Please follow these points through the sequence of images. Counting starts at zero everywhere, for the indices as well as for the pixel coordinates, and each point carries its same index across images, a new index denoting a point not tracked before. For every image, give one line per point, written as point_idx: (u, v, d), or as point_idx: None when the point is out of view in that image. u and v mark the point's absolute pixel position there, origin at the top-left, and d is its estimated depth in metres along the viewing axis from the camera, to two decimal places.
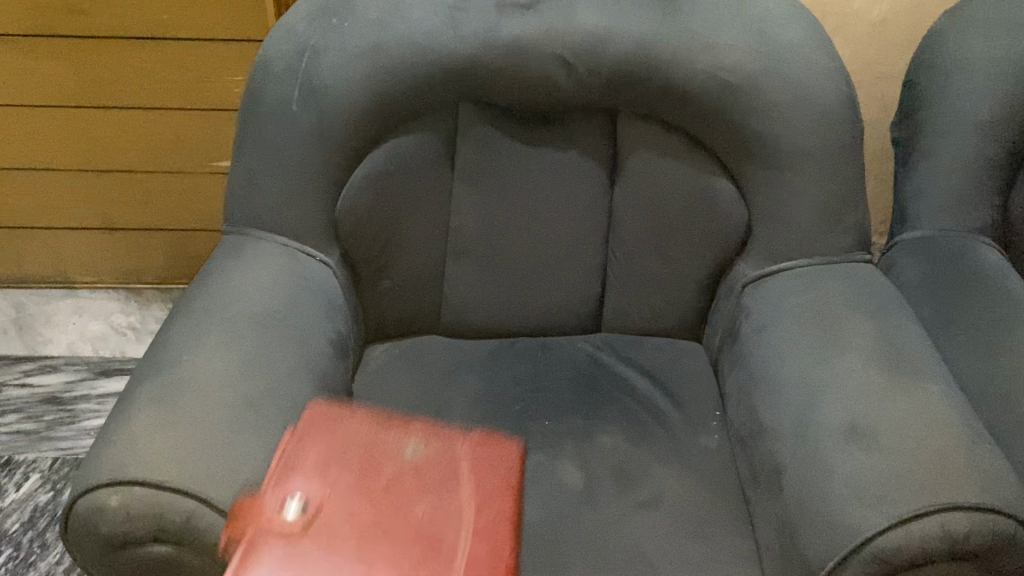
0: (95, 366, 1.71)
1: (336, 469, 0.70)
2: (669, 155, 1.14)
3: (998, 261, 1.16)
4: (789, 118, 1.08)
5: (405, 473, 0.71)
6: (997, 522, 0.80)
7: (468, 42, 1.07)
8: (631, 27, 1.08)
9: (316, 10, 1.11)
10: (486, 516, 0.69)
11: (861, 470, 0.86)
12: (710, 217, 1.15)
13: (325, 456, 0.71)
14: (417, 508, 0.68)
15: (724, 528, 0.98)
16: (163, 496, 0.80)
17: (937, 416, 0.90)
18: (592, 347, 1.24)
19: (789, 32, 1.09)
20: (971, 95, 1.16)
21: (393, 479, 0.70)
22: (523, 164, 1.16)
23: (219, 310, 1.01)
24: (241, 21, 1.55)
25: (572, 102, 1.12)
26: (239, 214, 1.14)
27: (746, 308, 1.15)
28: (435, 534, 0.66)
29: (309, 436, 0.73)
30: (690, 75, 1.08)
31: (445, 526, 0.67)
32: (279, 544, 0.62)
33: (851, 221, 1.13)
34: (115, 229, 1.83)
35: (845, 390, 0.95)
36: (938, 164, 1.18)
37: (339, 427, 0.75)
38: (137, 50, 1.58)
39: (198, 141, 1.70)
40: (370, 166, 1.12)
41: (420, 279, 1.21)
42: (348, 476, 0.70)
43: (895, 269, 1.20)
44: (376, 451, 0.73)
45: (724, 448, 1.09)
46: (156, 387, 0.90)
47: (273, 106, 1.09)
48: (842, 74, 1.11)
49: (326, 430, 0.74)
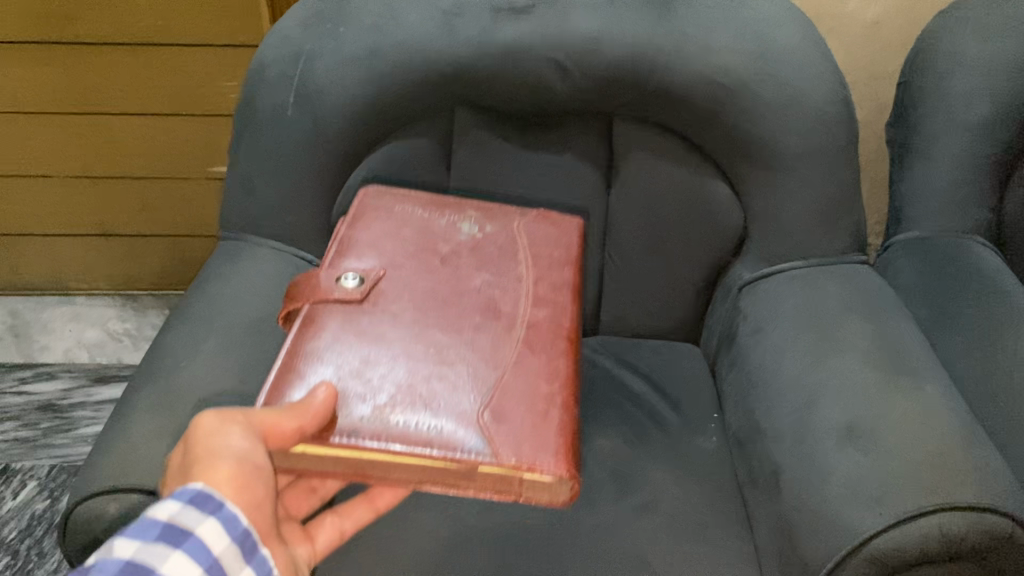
0: (92, 373, 1.71)
1: (388, 245, 0.95)
2: (665, 158, 1.15)
3: (994, 261, 1.16)
4: (784, 121, 1.09)
5: (461, 246, 0.97)
6: (995, 522, 0.80)
7: (463, 46, 1.08)
8: (626, 31, 1.08)
9: (311, 15, 1.11)
10: (542, 285, 0.95)
11: (860, 471, 0.86)
12: (706, 219, 1.16)
13: (401, 237, 0.96)
14: (477, 278, 0.93)
15: (723, 530, 0.98)
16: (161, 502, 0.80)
17: (935, 416, 0.90)
18: (590, 350, 1.24)
19: (783, 35, 1.10)
20: (965, 95, 1.16)
21: (453, 253, 0.96)
22: (519, 168, 1.16)
23: (216, 316, 1.01)
24: (236, 28, 1.55)
25: (567, 106, 1.12)
26: (235, 220, 1.13)
27: (742, 310, 1.15)
28: (490, 302, 0.91)
29: (368, 218, 0.98)
30: (685, 79, 1.08)
31: (501, 298, 0.92)
32: (339, 317, 0.85)
33: (846, 222, 1.14)
34: (111, 236, 1.83)
35: (842, 391, 0.95)
36: (933, 165, 1.19)
37: (394, 206, 1.00)
38: (131, 57, 1.58)
39: (194, 148, 1.71)
40: (367, 168, 1.13)
41: None
42: (402, 251, 0.94)
43: (891, 270, 1.21)
44: (436, 227, 0.99)
45: (722, 450, 1.09)
46: (154, 393, 0.90)
47: (269, 112, 1.09)
48: (836, 76, 1.11)
49: (388, 209, 1.00)
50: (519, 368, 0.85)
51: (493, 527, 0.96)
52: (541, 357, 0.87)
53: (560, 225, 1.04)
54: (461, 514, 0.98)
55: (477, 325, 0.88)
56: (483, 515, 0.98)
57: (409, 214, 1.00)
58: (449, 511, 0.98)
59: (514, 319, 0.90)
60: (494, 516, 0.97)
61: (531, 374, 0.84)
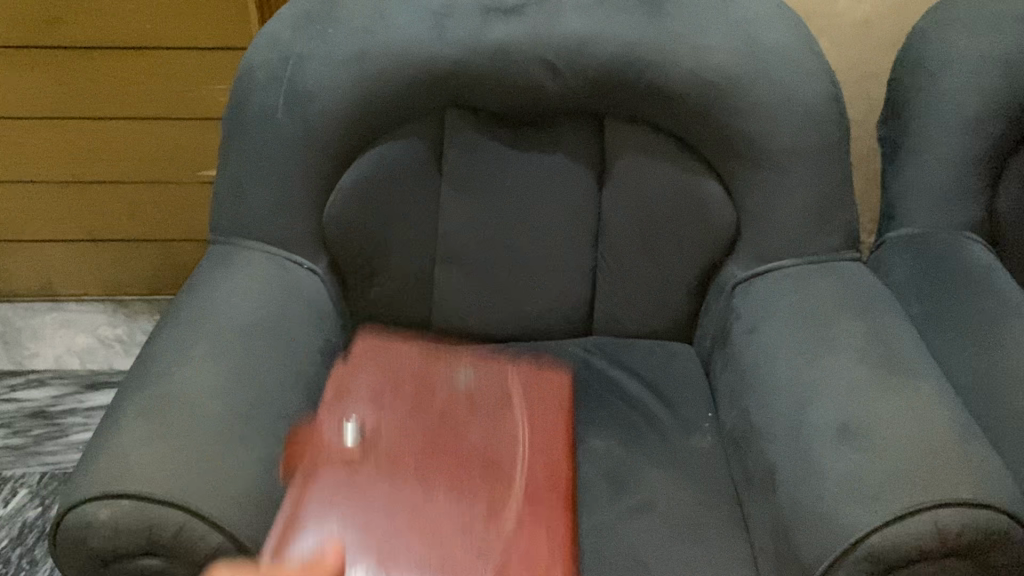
0: (83, 380, 1.70)
1: (387, 396, 1.02)
2: (657, 158, 1.14)
3: (986, 257, 1.16)
4: (775, 119, 1.09)
5: (456, 396, 1.04)
6: (989, 518, 0.80)
7: (453, 47, 1.07)
8: (616, 31, 1.08)
9: (300, 17, 1.10)
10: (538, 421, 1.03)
11: (855, 468, 0.86)
12: (698, 219, 1.15)
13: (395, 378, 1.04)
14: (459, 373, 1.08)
15: (720, 530, 0.97)
16: (153, 508, 0.79)
17: (930, 413, 0.90)
18: (584, 351, 1.23)
19: (773, 33, 1.10)
20: (954, 92, 1.17)
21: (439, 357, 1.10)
22: (510, 169, 1.15)
23: (207, 321, 1.00)
24: (225, 30, 1.54)
25: (558, 106, 1.12)
26: (226, 224, 1.13)
27: (735, 309, 1.14)
28: (473, 394, 1.05)
29: (363, 365, 1.06)
30: (675, 78, 1.08)
31: (483, 385, 1.07)
32: (339, 469, 0.92)
33: (839, 220, 1.13)
34: (101, 241, 1.82)
35: (836, 389, 0.95)
36: (924, 162, 1.19)
37: (386, 354, 1.08)
38: (119, 60, 1.57)
39: (184, 152, 1.70)
40: (357, 170, 1.11)
41: (409, 287, 1.20)
42: (398, 403, 1.01)
43: (883, 268, 1.20)
44: (431, 378, 1.06)
45: (717, 450, 1.08)
46: (145, 399, 0.89)
47: (259, 115, 1.09)
48: (827, 74, 1.11)
49: (383, 360, 1.07)
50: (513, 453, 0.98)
51: None
52: (537, 433, 1.01)
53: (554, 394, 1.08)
54: None
55: (463, 413, 1.02)
56: None
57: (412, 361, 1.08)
58: None
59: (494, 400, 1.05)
60: None
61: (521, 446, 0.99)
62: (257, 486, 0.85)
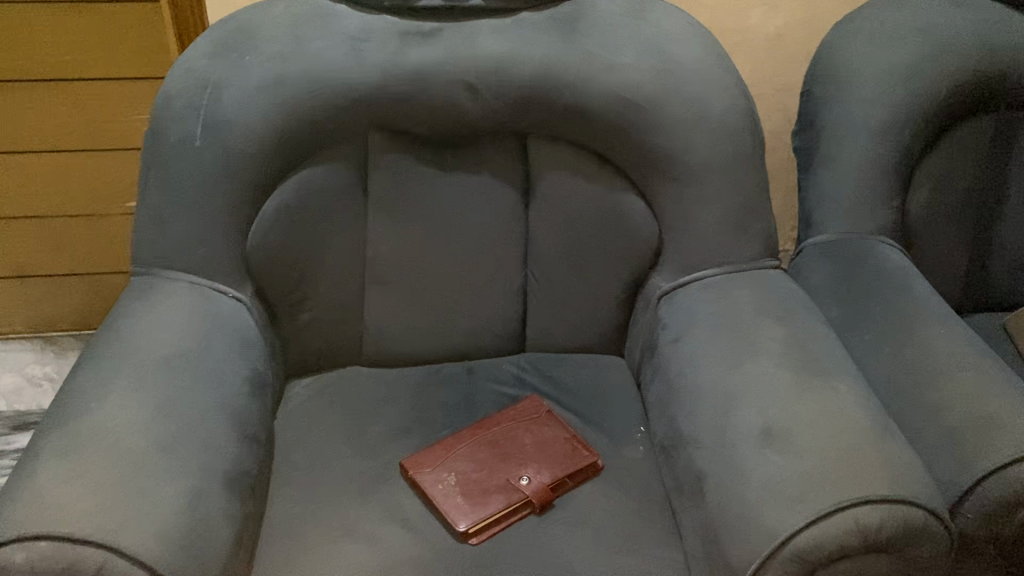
0: (10, 421, 1.65)
1: (475, 474, 1.03)
2: (579, 175, 1.16)
3: (899, 260, 1.20)
4: (690, 133, 1.11)
5: (461, 478, 1.02)
6: (905, 513, 0.83)
7: (373, 71, 1.08)
8: (534, 51, 1.09)
9: (216, 45, 1.10)
10: (558, 445, 1.08)
11: (778, 470, 0.88)
12: (621, 233, 1.18)
13: (456, 486, 1.01)
14: (474, 467, 1.04)
15: (653, 538, 0.98)
16: (71, 548, 0.77)
17: (848, 413, 0.92)
18: (517, 369, 1.24)
19: (686, 50, 1.12)
20: (861, 102, 1.21)
21: (472, 451, 1.06)
22: (435, 190, 1.16)
23: (129, 354, 0.98)
24: (147, 59, 1.52)
25: (480, 126, 1.13)
26: (147, 255, 1.11)
27: (662, 320, 1.16)
28: (514, 475, 1.03)
29: (455, 454, 1.05)
30: (592, 96, 1.10)
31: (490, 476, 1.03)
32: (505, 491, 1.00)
33: (757, 230, 1.16)
34: (24, 278, 1.77)
35: (759, 394, 0.97)
36: (837, 171, 1.23)
37: (469, 450, 1.06)
38: (38, 93, 1.54)
39: (107, 183, 1.67)
40: (280, 197, 1.11)
41: (338, 311, 1.19)
42: (473, 466, 1.04)
43: (803, 274, 1.24)
44: (494, 466, 1.04)
45: (650, 460, 1.10)
46: (63, 437, 0.87)
47: (177, 144, 1.08)
48: (739, 87, 1.14)
49: (457, 458, 1.05)
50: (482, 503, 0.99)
51: (423, 553, 0.95)
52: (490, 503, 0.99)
53: (581, 450, 1.07)
54: (391, 542, 0.96)
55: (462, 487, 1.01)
56: (412, 541, 0.96)
57: (455, 450, 1.06)
58: (378, 540, 0.96)
59: (396, 474, 1.06)
60: (424, 542, 0.96)
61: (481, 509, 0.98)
62: (182, 520, 0.84)
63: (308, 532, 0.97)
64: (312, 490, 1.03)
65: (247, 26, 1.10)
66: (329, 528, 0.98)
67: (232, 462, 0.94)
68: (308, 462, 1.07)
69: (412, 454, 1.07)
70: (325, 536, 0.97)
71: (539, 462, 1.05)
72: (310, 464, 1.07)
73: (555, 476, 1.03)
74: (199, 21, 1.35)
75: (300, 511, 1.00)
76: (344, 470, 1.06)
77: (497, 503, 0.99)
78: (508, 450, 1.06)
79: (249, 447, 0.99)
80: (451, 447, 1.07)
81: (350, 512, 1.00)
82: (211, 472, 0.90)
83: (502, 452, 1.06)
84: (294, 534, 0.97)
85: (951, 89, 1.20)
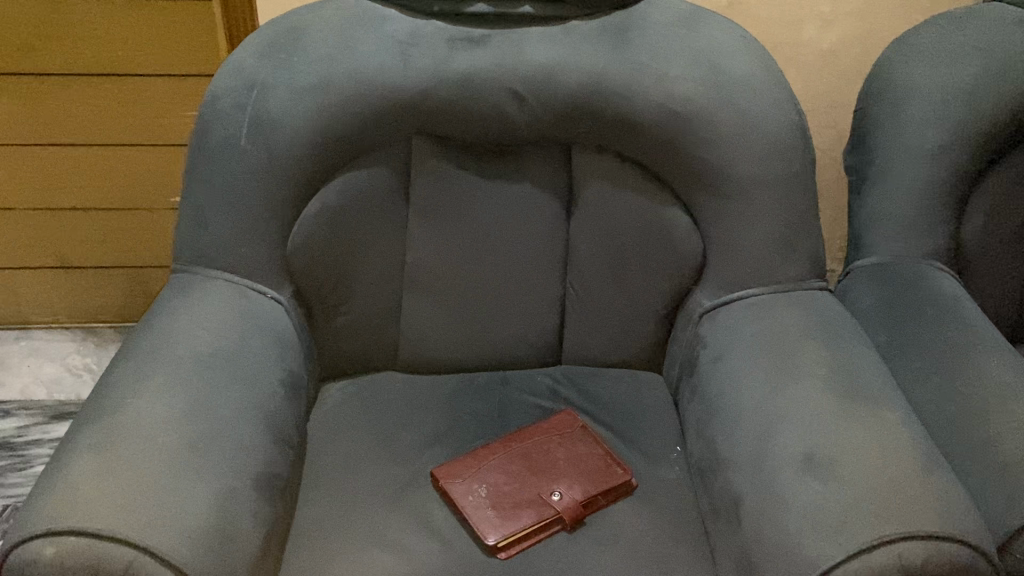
0: (49, 410, 1.67)
1: (506, 487, 1.01)
2: (624, 187, 1.14)
3: (951, 286, 1.16)
4: (739, 148, 1.09)
5: (492, 492, 1.01)
6: (952, 551, 0.80)
7: (419, 76, 1.07)
8: (582, 60, 1.08)
9: (264, 46, 1.10)
10: (591, 461, 1.06)
11: (819, 499, 0.85)
12: (665, 247, 1.15)
13: (487, 498, 1.00)
14: (504, 481, 1.02)
15: (686, 562, 0.96)
16: (100, 544, 0.77)
17: (894, 444, 0.89)
18: (552, 381, 1.23)
19: (737, 64, 1.10)
20: (918, 123, 1.18)
21: (503, 464, 1.04)
22: (477, 198, 1.15)
23: (168, 351, 0.99)
24: (197, 56, 1.54)
25: (526, 135, 1.12)
26: (189, 252, 1.12)
27: (703, 338, 1.14)
28: (546, 491, 1.01)
29: (488, 467, 1.04)
30: (640, 107, 1.08)
31: (522, 491, 1.01)
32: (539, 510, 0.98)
33: (805, 249, 1.14)
34: (69, 268, 1.80)
35: (802, 418, 0.94)
36: (889, 192, 1.20)
37: (500, 462, 1.04)
38: (89, 87, 1.56)
39: (154, 177, 1.69)
40: (323, 200, 1.11)
41: (375, 316, 1.19)
42: (505, 480, 1.02)
43: (850, 296, 1.21)
44: (526, 481, 1.02)
45: (684, 480, 1.08)
46: (98, 432, 0.87)
47: (221, 142, 1.08)
48: (791, 102, 1.12)
49: (489, 471, 1.03)
50: (513, 518, 0.97)
51: (449, 565, 0.94)
52: (521, 518, 0.98)
53: (614, 467, 1.05)
54: (418, 553, 0.95)
55: (494, 502, 1.00)
56: (439, 553, 0.95)
57: (487, 460, 1.05)
58: (405, 550, 0.95)
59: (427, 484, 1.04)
60: (452, 555, 0.95)
61: (513, 523, 0.97)
62: (210, 520, 0.83)
63: (335, 538, 0.96)
64: (342, 495, 1.02)
65: (297, 28, 1.10)
66: (357, 534, 0.97)
67: (264, 463, 0.94)
68: (338, 466, 1.06)
69: (442, 464, 1.05)
70: (353, 543, 0.96)
71: (572, 478, 1.03)
72: (341, 468, 1.06)
73: (587, 493, 1.01)
74: (250, 20, 1.36)
75: (329, 516, 0.99)
76: (375, 476, 1.05)
77: (528, 518, 0.97)
78: (541, 463, 1.05)
79: (281, 448, 0.99)
80: (483, 458, 1.05)
81: (379, 519, 0.99)
82: (242, 473, 0.90)
83: (534, 466, 1.04)
84: (322, 539, 0.96)
85: (1011, 113, 1.16)
